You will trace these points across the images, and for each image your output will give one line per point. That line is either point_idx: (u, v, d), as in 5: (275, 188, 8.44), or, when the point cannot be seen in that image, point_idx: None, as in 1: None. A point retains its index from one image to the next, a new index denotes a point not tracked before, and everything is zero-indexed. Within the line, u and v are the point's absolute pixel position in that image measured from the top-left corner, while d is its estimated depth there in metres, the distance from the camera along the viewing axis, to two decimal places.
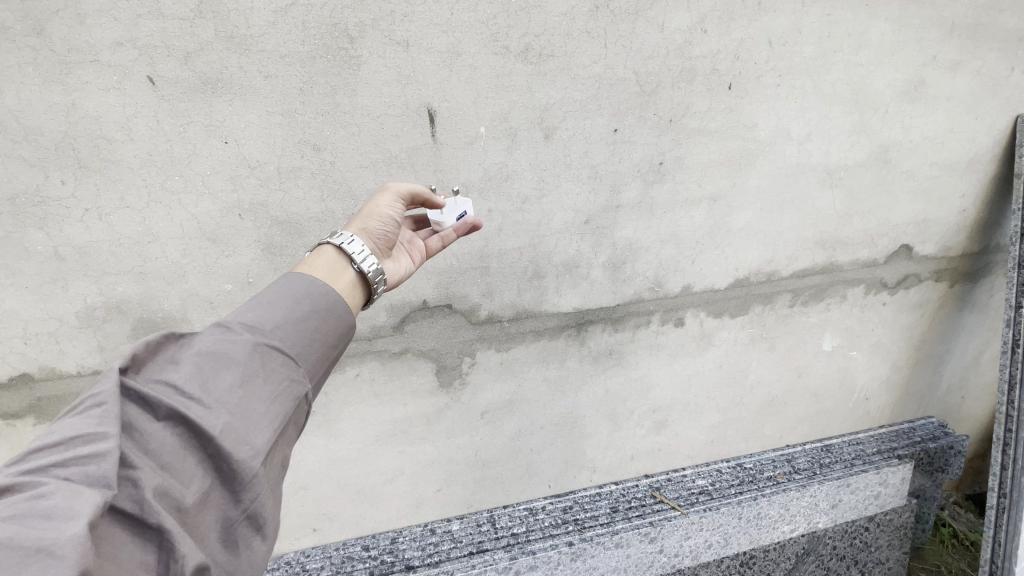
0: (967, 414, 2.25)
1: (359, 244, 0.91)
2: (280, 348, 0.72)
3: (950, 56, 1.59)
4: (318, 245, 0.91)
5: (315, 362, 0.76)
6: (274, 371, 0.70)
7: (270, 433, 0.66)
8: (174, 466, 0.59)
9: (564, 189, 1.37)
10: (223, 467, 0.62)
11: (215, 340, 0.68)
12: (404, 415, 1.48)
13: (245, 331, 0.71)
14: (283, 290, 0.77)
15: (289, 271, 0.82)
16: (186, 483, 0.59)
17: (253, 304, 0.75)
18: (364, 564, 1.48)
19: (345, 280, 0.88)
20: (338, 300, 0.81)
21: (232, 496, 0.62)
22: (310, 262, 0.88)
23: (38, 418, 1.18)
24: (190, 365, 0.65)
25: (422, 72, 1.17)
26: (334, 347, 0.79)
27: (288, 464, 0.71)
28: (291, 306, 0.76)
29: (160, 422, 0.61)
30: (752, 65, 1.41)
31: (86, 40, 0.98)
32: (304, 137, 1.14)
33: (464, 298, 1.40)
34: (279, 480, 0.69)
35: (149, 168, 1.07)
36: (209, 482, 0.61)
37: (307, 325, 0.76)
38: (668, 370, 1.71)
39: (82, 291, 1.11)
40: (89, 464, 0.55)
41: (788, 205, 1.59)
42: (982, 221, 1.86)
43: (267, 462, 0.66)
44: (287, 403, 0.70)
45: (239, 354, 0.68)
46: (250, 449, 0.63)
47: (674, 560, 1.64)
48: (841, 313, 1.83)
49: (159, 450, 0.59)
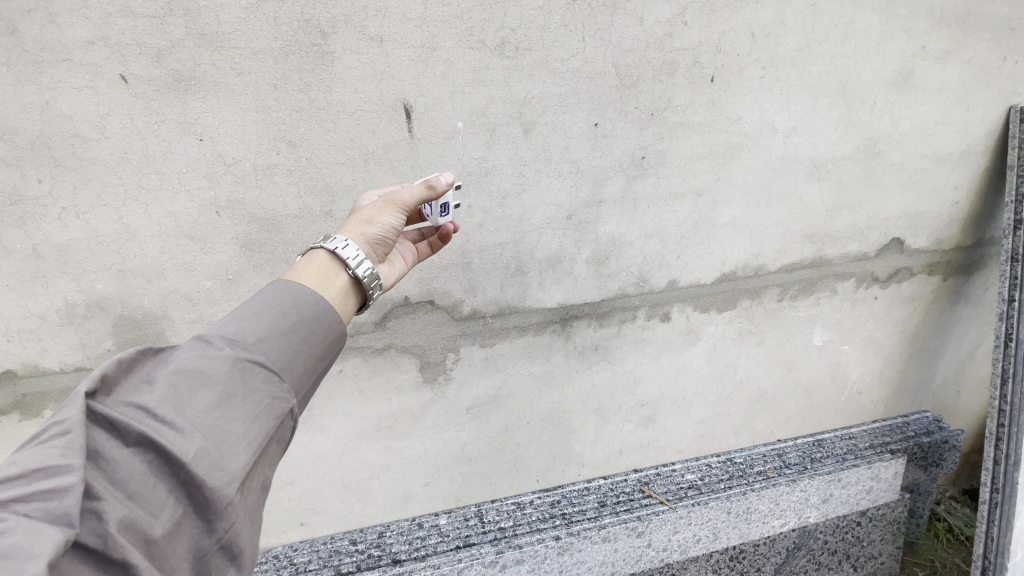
0: (963, 409, 2.23)
1: (354, 248, 0.89)
2: (262, 364, 0.71)
3: (939, 46, 1.56)
4: (310, 249, 0.89)
5: (300, 376, 0.75)
6: (255, 389, 0.69)
7: (246, 458, 0.65)
8: (142, 496, 0.59)
9: (545, 184, 1.37)
10: (195, 496, 0.61)
11: (193, 357, 0.67)
12: (389, 410, 1.48)
13: (224, 346, 0.69)
14: (269, 300, 0.76)
15: (277, 278, 0.80)
16: (155, 514, 0.59)
17: (236, 315, 0.73)
18: (352, 558, 1.52)
19: (337, 287, 0.87)
20: (329, 308, 0.79)
21: (205, 524, 0.62)
22: (302, 268, 0.86)
23: (22, 414, 1.19)
24: (164, 386, 0.64)
25: (397, 67, 1.17)
26: (322, 359, 0.78)
27: (269, 485, 0.70)
28: (277, 317, 0.75)
29: (129, 449, 0.60)
30: (735, 58, 1.39)
31: (58, 39, 0.98)
32: (280, 134, 1.14)
33: (446, 293, 1.40)
34: (259, 500, 0.69)
35: (125, 167, 1.08)
36: (180, 511, 0.61)
37: (292, 336, 0.75)
38: (656, 365, 1.70)
39: (63, 288, 1.12)
40: (51, 500, 0.54)
41: (774, 199, 1.58)
42: (976, 214, 1.84)
43: (245, 487, 0.66)
44: (268, 421, 0.69)
45: (217, 373, 0.67)
46: (225, 476, 0.62)
47: (662, 555, 1.65)
48: (831, 307, 1.82)
49: (128, 479, 0.59)
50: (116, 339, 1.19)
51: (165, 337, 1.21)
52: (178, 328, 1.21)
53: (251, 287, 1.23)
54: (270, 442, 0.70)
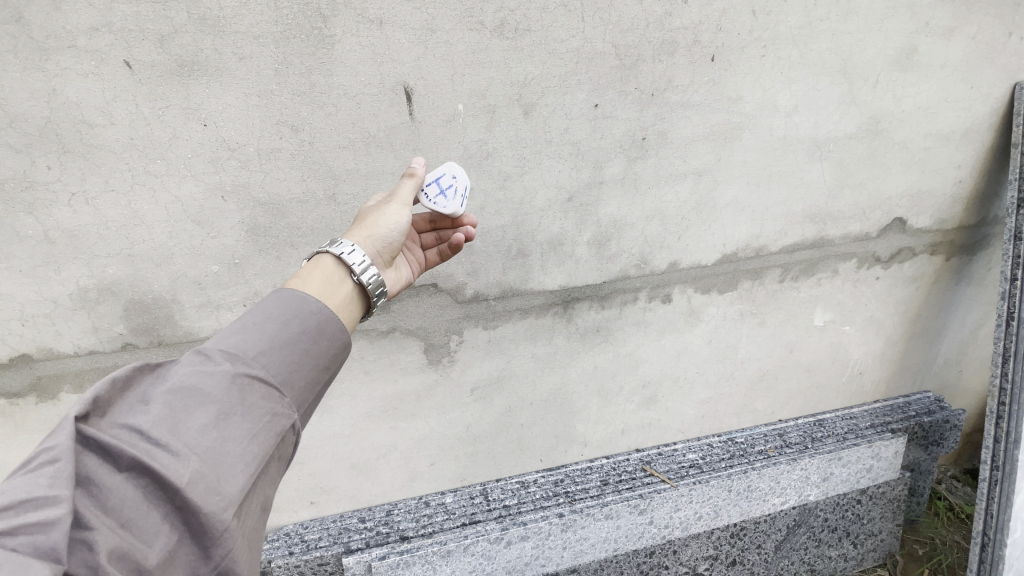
0: (965, 388, 2.23)
1: (359, 254, 0.93)
2: (262, 378, 0.74)
3: (943, 22, 1.55)
4: (317, 254, 0.93)
5: (301, 389, 0.78)
6: (255, 405, 0.72)
7: (243, 480, 0.67)
8: (136, 523, 0.61)
9: (546, 166, 1.38)
10: (191, 522, 0.63)
11: (191, 374, 0.69)
12: (394, 392, 1.51)
13: (223, 360, 0.72)
14: (270, 309, 0.79)
15: (280, 286, 0.83)
16: (149, 543, 0.61)
17: (236, 327, 0.76)
18: (360, 535, 1.56)
19: (343, 291, 0.91)
20: (331, 317, 0.83)
21: (201, 551, 0.64)
22: (307, 274, 0.90)
23: (39, 397, 1.23)
24: (160, 406, 0.66)
25: (397, 49, 1.17)
26: (324, 370, 0.82)
27: (270, 504, 0.73)
28: (279, 328, 0.78)
29: (121, 474, 0.62)
30: (735, 36, 1.39)
31: (63, 26, 1.00)
32: (282, 118, 1.15)
33: (450, 276, 1.42)
34: (259, 521, 0.71)
35: (132, 153, 1.10)
36: (175, 537, 0.63)
37: (293, 348, 0.78)
38: (657, 346, 1.72)
39: (74, 274, 1.15)
40: (38, 534, 0.55)
41: (776, 179, 1.58)
42: (979, 194, 1.83)
43: (243, 509, 0.68)
44: (268, 439, 0.72)
45: (214, 390, 0.69)
46: (221, 500, 0.64)
47: (664, 531, 1.68)
48: (832, 288, 1.83)
49: (120, 507, 0.60)
50: (126, 323, 1.22)
51: (175, 320, 1.24)
52: (187, 311, 1.24)
53: (257, 271, 1.25)
54: (270, 459, 0.73)
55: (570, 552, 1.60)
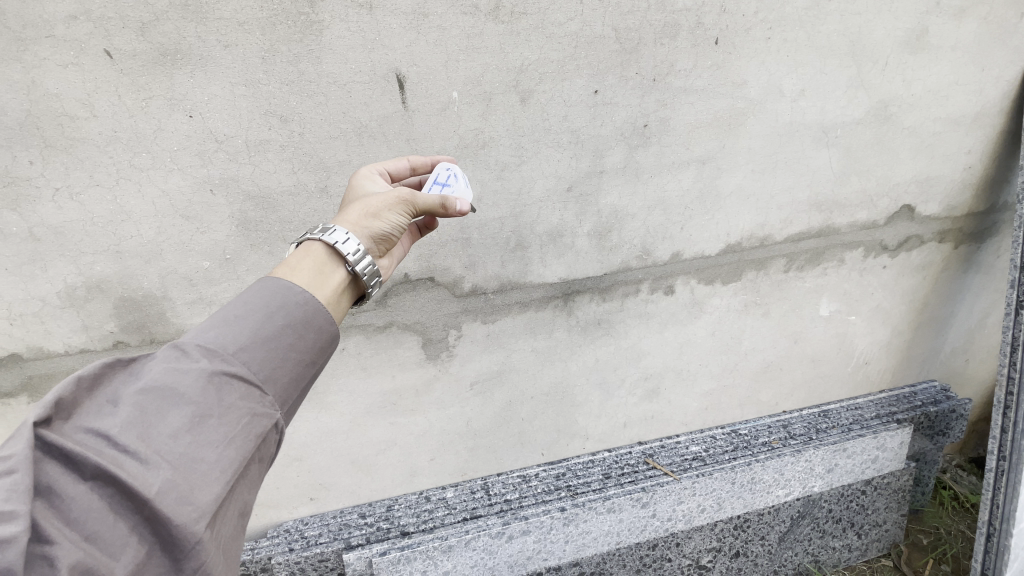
0: (971, 377, 2.20)
1: (354, 243, 0.89)
2: (241, 376, 0.71)
3: (955, 2, 1.50)
4: (307, 241, 0.89)
5: (283, 388, 0.76)
6: (232, 407, 0.69)
7: (218, 488, 0.65)
8: (102, 535, 0.58)
9: (545, 155, 1.34)
10: (161, 532, 0.61)
11: (166, 373, 0.67)
12: (392, 387, 1.49)
13: (200, 358, 0.69)
14: (254, 301, 0.76)
15: (266, 275, 0.80)
16: (115, 557, 0.58)
17: (215, 322, 0.73)
18: (361, 530, 1.55)
19: (334, 281, 0.87)
20: (319, 308, 0.81)
21: (172, 563, 0.62)
22: (297, 264, 0.86)
23: (31, 396, 1.21)
24: (130, 409, 0.64)
25: (388, 34, 1.13)
26: (308, 368, 0.79)
27: (248, 510, 0.71)
28: (262, 321, 0.75)
29: (85, 484, 0.59)
30: (739, 18, 1.34)
31: (41, 15, 0.96)
32: (271, 108, 1.11)
33: (447, 270, 1.39)
34: (235, 528, 0.69)
35: (115, 145, 1.06)
36: (144, 550, 0.60)
37: (277, 343, 0.75)
38: (659, 338, 1.69)
39: (61, 271, 1.12)
40: None
41: (781, 166, 1.54)
42: (989, 179, 1.78)
43: (217, 517, 0.66)
44: (247, 442, 0.69)
45: (189, 391, 0.67)
46: (193, 511, 0.62)
47: (667, 524, 1.67)
48: (839, 277, 1.79)
49: (85, 518, 0.57)
50: (118, 321, 1.19)
51: (167, 317, 1.22)
52: (179, 308, 1.22)
53: (250, 266, 1.23)
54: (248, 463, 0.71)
55: (572, 546, 1.59)
